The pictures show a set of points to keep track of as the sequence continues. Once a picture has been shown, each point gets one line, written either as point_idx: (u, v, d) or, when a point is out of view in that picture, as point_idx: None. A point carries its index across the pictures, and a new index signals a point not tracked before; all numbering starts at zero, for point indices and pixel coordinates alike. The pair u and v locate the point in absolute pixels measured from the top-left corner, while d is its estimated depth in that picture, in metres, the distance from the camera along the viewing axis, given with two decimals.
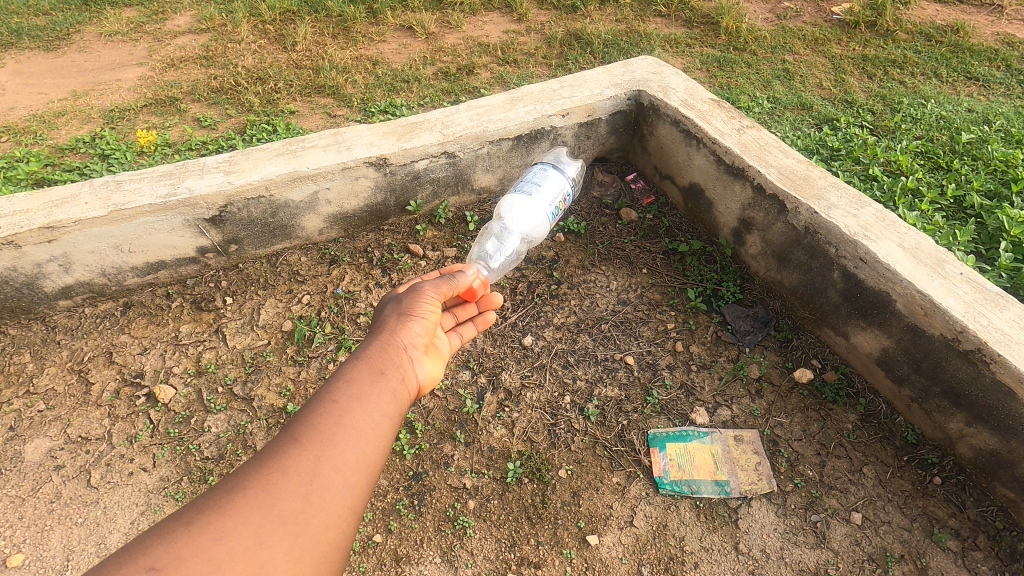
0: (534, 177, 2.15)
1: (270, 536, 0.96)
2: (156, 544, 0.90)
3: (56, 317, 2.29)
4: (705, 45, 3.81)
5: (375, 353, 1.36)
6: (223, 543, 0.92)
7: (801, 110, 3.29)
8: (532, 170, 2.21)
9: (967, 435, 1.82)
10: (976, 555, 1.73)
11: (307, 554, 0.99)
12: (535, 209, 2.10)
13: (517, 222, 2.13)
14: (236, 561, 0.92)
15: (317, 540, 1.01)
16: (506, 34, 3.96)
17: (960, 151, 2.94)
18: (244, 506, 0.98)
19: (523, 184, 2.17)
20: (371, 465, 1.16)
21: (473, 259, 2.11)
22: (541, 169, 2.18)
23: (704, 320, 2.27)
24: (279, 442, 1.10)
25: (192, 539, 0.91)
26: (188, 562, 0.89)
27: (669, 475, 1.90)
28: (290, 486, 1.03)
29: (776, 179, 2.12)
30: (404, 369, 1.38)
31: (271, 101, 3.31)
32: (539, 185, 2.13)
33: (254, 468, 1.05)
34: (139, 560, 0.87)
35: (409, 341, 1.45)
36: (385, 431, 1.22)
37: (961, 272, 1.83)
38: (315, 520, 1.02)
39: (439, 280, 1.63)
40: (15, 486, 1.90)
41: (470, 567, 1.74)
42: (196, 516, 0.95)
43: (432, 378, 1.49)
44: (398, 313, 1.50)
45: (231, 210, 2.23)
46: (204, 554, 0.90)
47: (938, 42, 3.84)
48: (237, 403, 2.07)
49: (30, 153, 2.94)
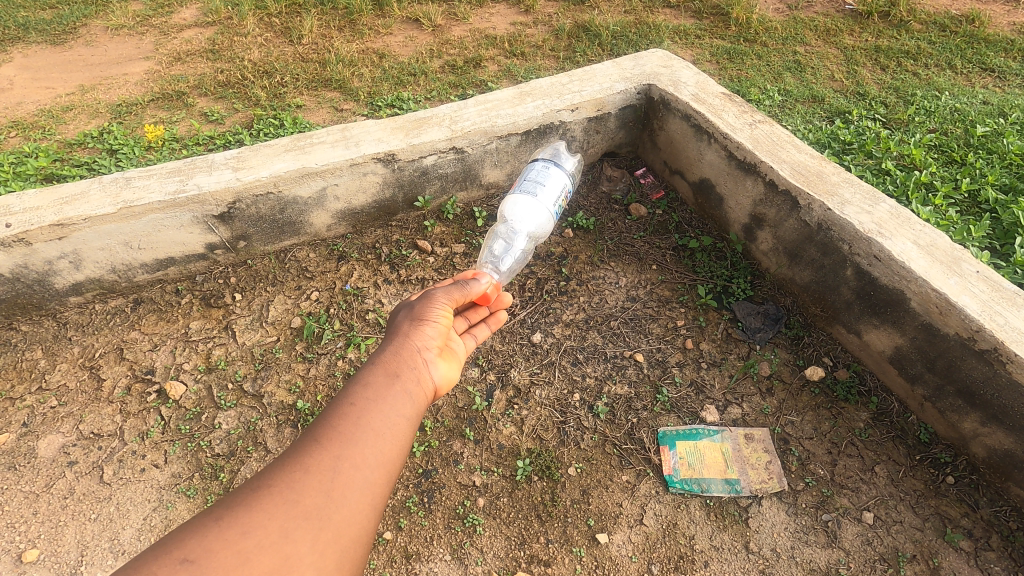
0: (536, 176, 2.10)
1: (294, 531, 0.96)
2: (188, 537, 0.90)
3: (67, 313, 2.30)
4: (714, 37, 3.76)
5: (390, 357, 1.36)
6: (250, 537, 0.92)
7: (812, 103, 3.24)
8: (533, 166, 2.15)
9: (981, 435, 1.80)
10: (989, 555, 1.72)
11: (330, 549, 0.99)
12: (538, 209, 2.07)
13: (522, 223, 2.12)
14: (262, 554, 0.92)
15: (340, 536, 1.01)
16: (513, 26, 3.93)
17: (975, 144, 2.90)
18: (269, 502, 0.98)
19: (525, 183, 2.12)
20: (392, 463, 1.15)
21: (483, 263, 2.13)
22: (542, 166, 2.13)
23: (714, 317, 2.25)
24: (300, 443, 1.10)
25: (221, 533, 0.92)
26: (217, 554, 0.89)
27: (679, 474, 1.89)
28: (312, 483, 1.03)
29: (789, 175, 2.09)
30: (420, 371, 1.37)
31: (278, 95, 3.29)
32: (541, 185, 2.08)
33: (276, 468, 1.05)
34: (170, 553, 0.87)
35: (424, 344, 1.44)
36: (404, 431, 1.22)
37: (977, 270, 1.80)
38: (337, 516, 1.02)
39: (451, 286, 1.62)
40: (29, 482, 1.92)
41: (480, 564, 1.75)
42: (225, 511, 0.96)
43: (449, 380, 1.48)
44: (411, 318, 1.50)
45: (240, 206, 2.22)
46: (232, 547, 0.90)
47: (953, 32, 3.78)
48: (247, 400, 2.08)
49: (39, 149, 2.94)
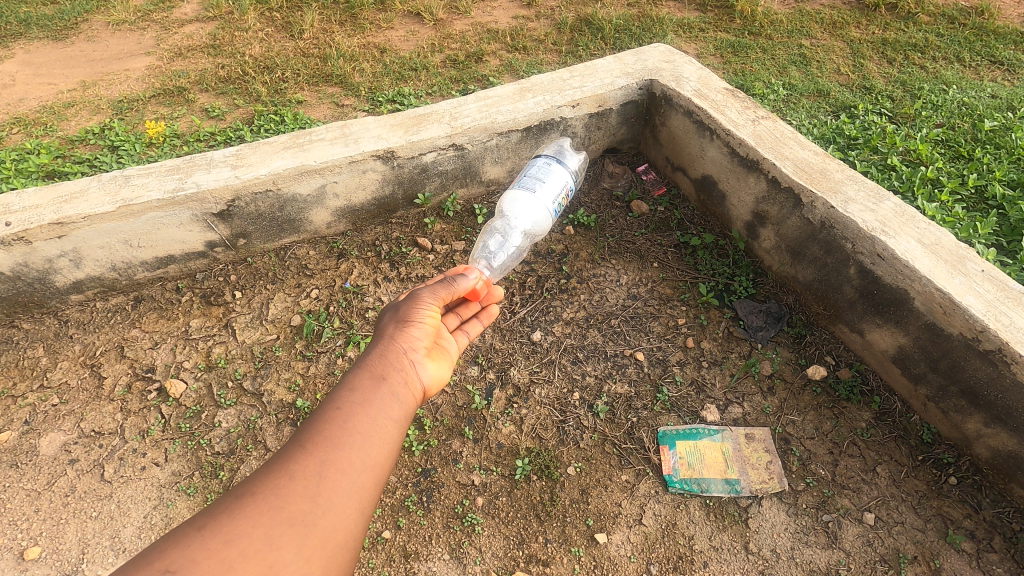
0: (537, 172, 2.11)
1: (279, 538, 0.96)
2: (171, 548, 0.89)
3: (69, 310, 2.31)
4: (719, 30, 3.72)
5: (376, 360, 1.36)
6: (234, 545, 0.92)
7: (817, 97, 3.20)
8: (534, 163, 2.17)
9: (985, 436, 1.79)
10: (991, 557, 1.71)
11: (317, 554, 0.99)
12: (536, 205, 2.07)
13: (521, 219, 2.09)
14: (247, 562, 0.91)
15: (326, 541, 1.01)
16: (515, 20, 3.89)
17: (982, 139, 2.86)
18: (254, 510, 0.98)
19: (525, 179, 2.13)
20: (380, 467, 1.16)
21: (476, 259, 2.08)
22: (544, 163, 2.15)
23: (715, 316, 2.24)
24: (284, 450, 1.10)
25: (204, 543, 0.91)
26: (201, 563, 0.88)
27: (679, 474, 1.89)
28: (298, 489, 1.03)
29: (792, 173, 2.07)
30: (407, 373, 1.38)
31: (279, 91, 3.28)
32: (543, 181, 2.10)
33: (261, 475, 1.05)
34: (152, 564, 0.86)
35: (410, 346, 1.44)
36: (391, 433, 1.22)
37: (982, 269, 1.78)
38: (324, 521, 1.02)
39: (437, 285, 1.61)
40: (32, 480, 1.93)
41: (479, 564, 1.75)
42: (208, 520, 0.95)
43: (438, 381, 1.48)
44: (397, 320, 1.49)
45: (239, 204, 2.22)
46: (217, 555, 0.90)
47: (962, 25, 3.72)
48: (247, 398, 2.08)
49: (41, 145, 2.94)
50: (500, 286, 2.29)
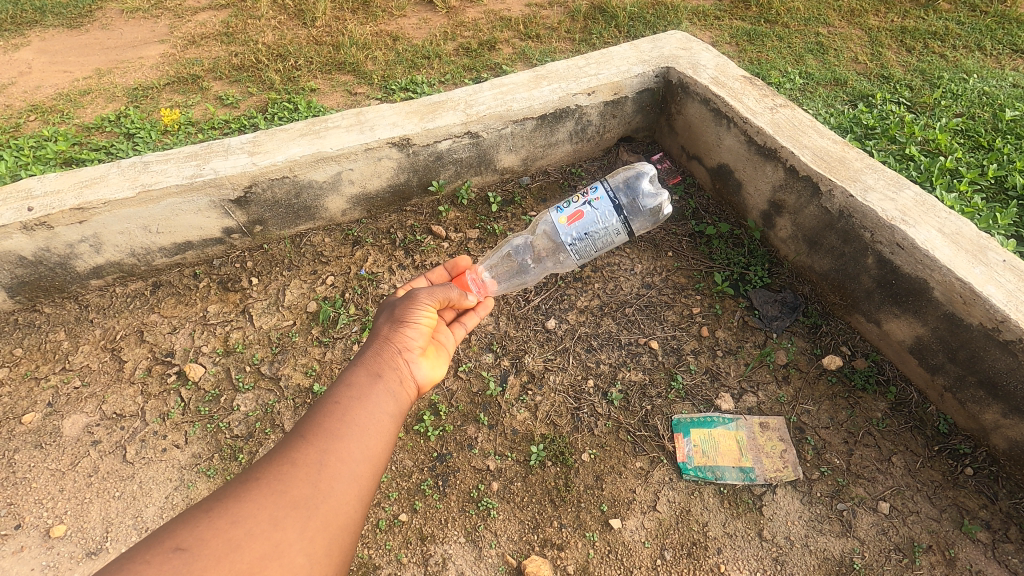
0: (596, 236, 1.73)
1: (283, 519, 0.98)
2: (179, 528, 0.92)
3: (89, 296, 2.34)
4: (734, 18, 3.67)
5: (372, 358, 1.37)
6: (240, 525, 0.94)
7: (834, 86, 3.16)
8: (608, 216, 1.72)
9: (1002, 427, 1.77)
10: (1007, 547, 1.71)
11: (320, 536, 1.00)
12: (570, 255, 1.80)
13: (543, 240, 2.07)
14: (253, 541, 0.93)
15: (328, 524, 1.02)
16: (528, 7, 3.86)
17: (1003, 130, 2.81)
18: (257, 494, 1.00)
19: (586, 229, 1.73)
20: (377, 458, 1.16)
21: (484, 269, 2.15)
22: (614, 228, 1.73)
23: (730, 305, 2.23)
24: (284, 442, 1.11)
25: (212, 523, 0.93)
26: (209, 542, 0.90)
27: (692, 461, 1.89)
28: (300, 474, 1.04)
29: (810, 161, 2.05)
30: (402, 371, 1.38)
31: (292, 78, 3.28)
32: (593, 245, 1.75)
33: (264, 463, 1.07)
34: (162, 542, 0.89)
35: (405, 344, 1.44)
36: (388, 428, 1.22)
37: (1003, 260, 1.75)
38: (325, 505, 1.03)
39: (434, 287, 1.62)
40: (56, 460, 1.97)
41: (493, 547, 1.77)
42: (215, 503, 0.97)
43: (433, 379, 1.49)
44: (392, 321, 1.49)
45: (256, 190, 2.23)
46: (223, 534, 0.92)
47: (983, 13, 3.66)
48: (265, 382, 2.11)
49: (58, 132, 2.96)
50: (510, 290, 2.20)
